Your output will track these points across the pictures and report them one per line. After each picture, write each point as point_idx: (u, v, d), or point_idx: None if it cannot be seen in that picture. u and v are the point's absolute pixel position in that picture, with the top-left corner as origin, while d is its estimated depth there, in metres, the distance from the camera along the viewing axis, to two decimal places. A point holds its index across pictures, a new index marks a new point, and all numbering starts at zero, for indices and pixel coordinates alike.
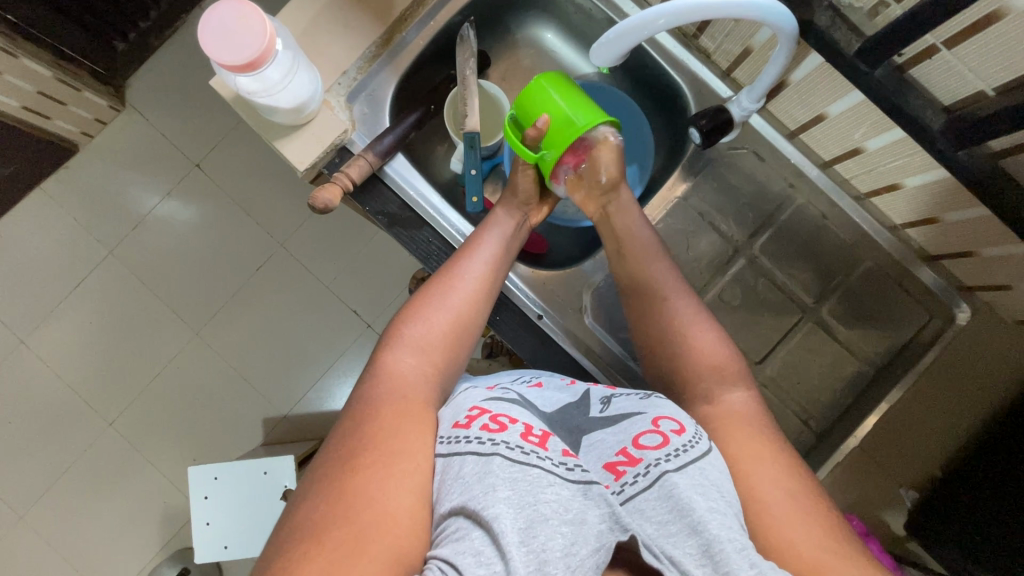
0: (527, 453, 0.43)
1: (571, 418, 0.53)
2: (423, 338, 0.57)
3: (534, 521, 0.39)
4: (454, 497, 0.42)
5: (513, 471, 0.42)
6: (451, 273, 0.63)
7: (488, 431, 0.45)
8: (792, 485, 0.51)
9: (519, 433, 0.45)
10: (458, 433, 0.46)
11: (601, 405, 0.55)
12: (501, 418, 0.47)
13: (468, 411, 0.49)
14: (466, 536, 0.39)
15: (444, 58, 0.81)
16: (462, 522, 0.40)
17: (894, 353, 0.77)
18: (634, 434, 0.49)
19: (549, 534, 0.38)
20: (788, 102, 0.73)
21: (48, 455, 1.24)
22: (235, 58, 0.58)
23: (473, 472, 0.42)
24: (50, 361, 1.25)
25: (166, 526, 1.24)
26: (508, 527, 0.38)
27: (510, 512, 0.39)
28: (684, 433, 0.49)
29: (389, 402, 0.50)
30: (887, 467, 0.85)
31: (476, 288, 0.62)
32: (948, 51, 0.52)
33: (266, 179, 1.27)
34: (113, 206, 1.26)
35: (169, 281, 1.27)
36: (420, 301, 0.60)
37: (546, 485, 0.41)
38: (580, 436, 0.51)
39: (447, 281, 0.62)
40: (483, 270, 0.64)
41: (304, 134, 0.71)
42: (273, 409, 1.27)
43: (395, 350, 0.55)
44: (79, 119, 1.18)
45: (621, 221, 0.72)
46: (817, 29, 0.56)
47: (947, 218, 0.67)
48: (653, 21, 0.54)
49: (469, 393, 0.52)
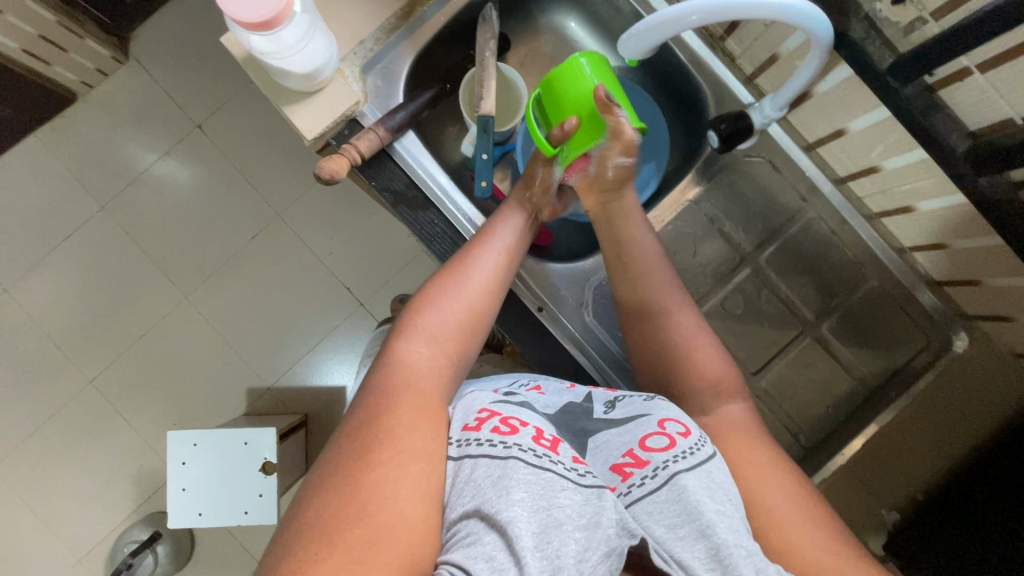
0: (541, 456, 0.43)
1: (576, 421, 0.52)
2: (438, 328, 0.56)
3: (548, 526, 0.38)
4: (467, 501, 0.41)
5: (527, 474, 0.41)
6: (469, 262, 0.61)
7: (499, 433, 0.45)
8: (790, 489, 0.51)
9: (531, 436, 0.45)
10: (469, 435, 0.46)
11: (603, 408, 0.54)
12: (512, 421, 0.46)
13: (477, 413, 0.48)
14: (478, 540, 0.38)
15: (463, 38, 0.79)
16: (475, 525, 0.40)
17: (886, 377, 0.78)
18: (640, 436, 0.49)
19: (562, 540, 0.38)
20: (809, 114, 0.73)
21: (24, 407, 1.22)
22: (252, 15, 0.56)
23: (486, 475, 0.42)
24: (31, 312, 1.22)
25: (140, 488, 1.23)
26: (523, 531, 0.38)
27: (525, 514, 0.39)
28: (690, 436, 0.48)
29: (405, 395, 0.48)
30: (874, 488, 0.81)
31: (491, 281, 0.61)
32: (980, 76, 0.51)
33: (268, 146, 1.25)
34: (109, 159, 1.23)
35: (161, 241, 1.24)
36: (435, 287, 0.59)
37: (559, 489, 0.41)
38: (586, 438, 0.50)
39: (463, 272, 0.60)
40: (500, 260, 0.63)
41: (315, 101, 0.69)
42: (258, 380, 1.25)
43: (410, 340, 0.54)
44: (80, 68, 1.15)
45: (631, 226, 0.69)
46: (850, 40, 0.57)
47: (956, 245, 0.67)
48: (685, 16, 0.53)
49: (477, 395, 0.51)
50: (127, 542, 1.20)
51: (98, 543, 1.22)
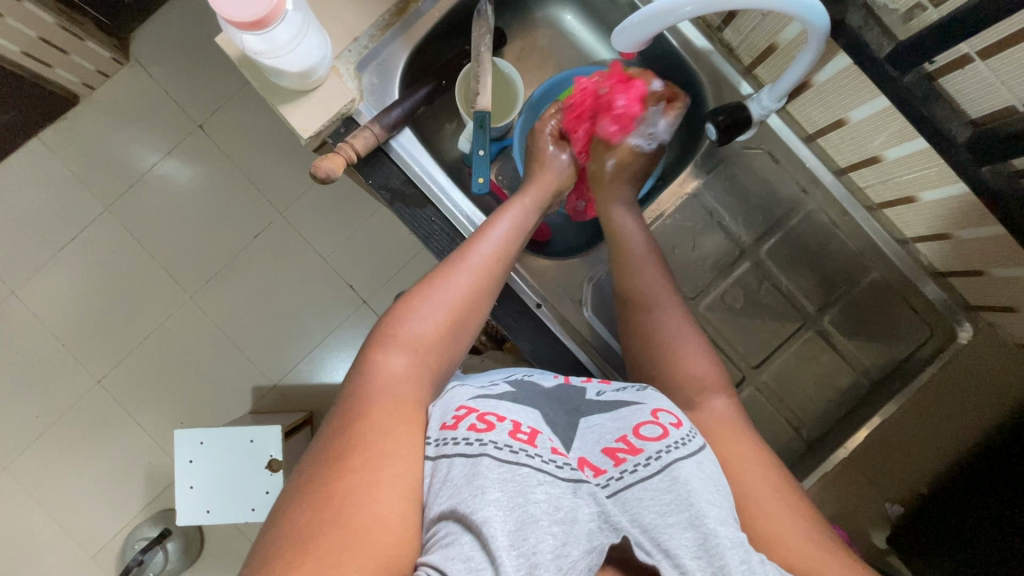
0: (516, 452, 0.43)
1: (569, 400, 0.53)
2: (418, 336, 0.55)
3: (525, 522, 0.39)
4: (443, 501, 0.41)
5: (502, 472, 0.42)
6: (451, 265, 0.60)
7: (476, 431, 0.45)
8: (770, 475, 0.51)
9: (508, 431, 0.45)
10: (446, 434, 0.46)
11: (596, 392, 0.55)
12: (489, 417, 0.46)
13: (455, 411, 0.48)
14: (455, 541, 0.39)
15: (458, 34, 0.79)
16: (452, 526, 0.40)
17: (892, 367, 0.76)
18: (634, 424, 0.49)
19: (539, 536, 0.38)
20: (809, 104, 0.72)
21: (34, 407, 1.23)
22: (244, 14, 0.56)
23: (461, 475, 0.42)
24: (38, 314, 1.24)
25: (150, 485, 1.24)
26: (499, 530, 0.38)
27: (500, 513, 0.39)
28: (681, 427, 0.49)
29: (380, 402, 0.48)
30: (876, 482, 0.83)
31: (476, 285, 0.60)
32: (981, 63, 0.50)
33: (268, 145, 1.25)
34: (112, 161, 1.24)
35: (165, 241, 1.25)
36: (416, 296, 0.58)
37: (536, 484, 0.41)
38: (578, 419, 0.51)
39: (447, 277, 0.59)
40: (484, 259, 0.62)
41: (309, 100, 0.69)
42: (264, 378, 1.26)
43: (387, 350, 0.53)
44: (81, 70, 1.15)
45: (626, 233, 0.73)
46: (848, 29, 0.55)
47: (960, 235, 0.66)
48: (678, 8, 0.52)
49: (457, 392, 0.51)
50: (138, 539, 1.22)
51: (110, 539, 1.23)
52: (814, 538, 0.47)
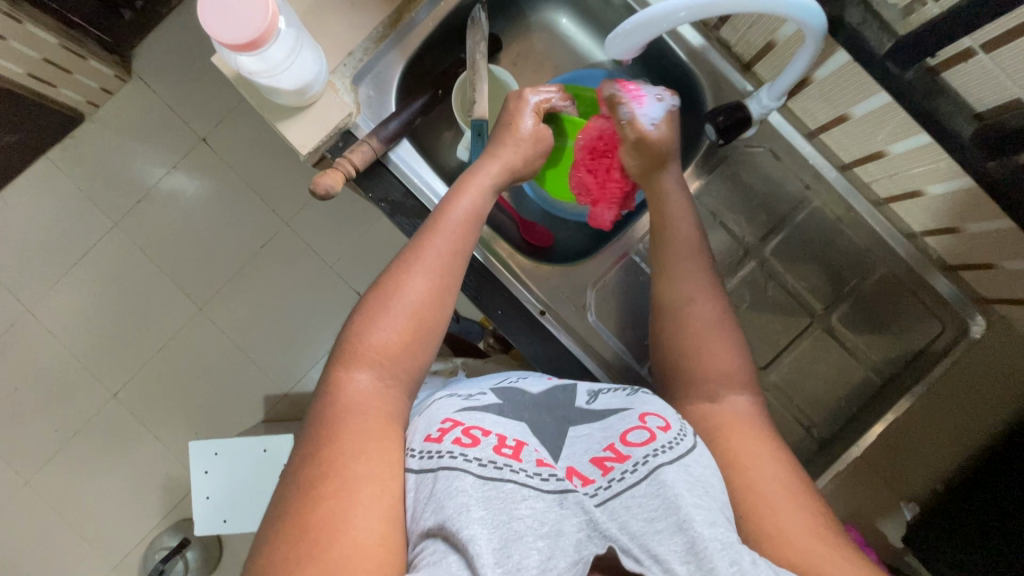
0: (501, 468, 0.43)
1: (560, 407, 0.53)
2: (380, 347, 0.53)
3: (509, 539, 0.40)
4: (428, 518, 0.42)
5: (485, 489, 0.42)
6: (405, 267, 0.57)
7: (460, 445, 0.45)
8: (780, 477, 0.50)
9: (492, 446, 0.45)
10: (430, 447, 0.46)
11: (587, 398, 0.55)
12: (474, 432, 0.46)
13: (440, 423, 0.48)
14: (441, 560, 0.39)
15: (453, 42, 0.79)
16: (439, 544, 0.40)
17: (905, 362, 0.75)
18: (620, 431, 0.48)
19: (524, 552, 0.39)
20: (811, 100, 0.71)
21: (53, 422, 1.25)
22: (237, 36, 0.56)
23: (445, 490, 0.42)
24: (52, 330, 1.25)
25: (169, 495, 1.26)
26: (484, 548, 0.39)
27: (485, 532, 0.40)
28: (670, 430, 0.48)
29: (349, 421, 0.47)
30: (888, 476, 0.83)
31: (429, 283, 0.57)
32: (986, 56, 0.49)
33: (272, 156, 1.26)
34: (119, 177, 1.25)
35: (173, 255, 1.26)
36: (373, 305, 0.55)
37: (520, 499, 0.42)
38: (568, 427, 0.51)
39: (397, 278, 0.56)
40: (436, 257, 0.58)
41: (306, 116, 0.69)
42: (276, 387, 1.27)
43: (351, 367, 0.51)
44: (85, 88, 1.16)
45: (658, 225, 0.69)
46: (847, 26, 0.55)
47: (968, 229, 0.65)
48: (672, 13, 0.51)
49: (443, 403, 0.51)
50: (158, 549, 1.24)
51: (131, 550, 1.25)
52: (822, 537, 0.46)
